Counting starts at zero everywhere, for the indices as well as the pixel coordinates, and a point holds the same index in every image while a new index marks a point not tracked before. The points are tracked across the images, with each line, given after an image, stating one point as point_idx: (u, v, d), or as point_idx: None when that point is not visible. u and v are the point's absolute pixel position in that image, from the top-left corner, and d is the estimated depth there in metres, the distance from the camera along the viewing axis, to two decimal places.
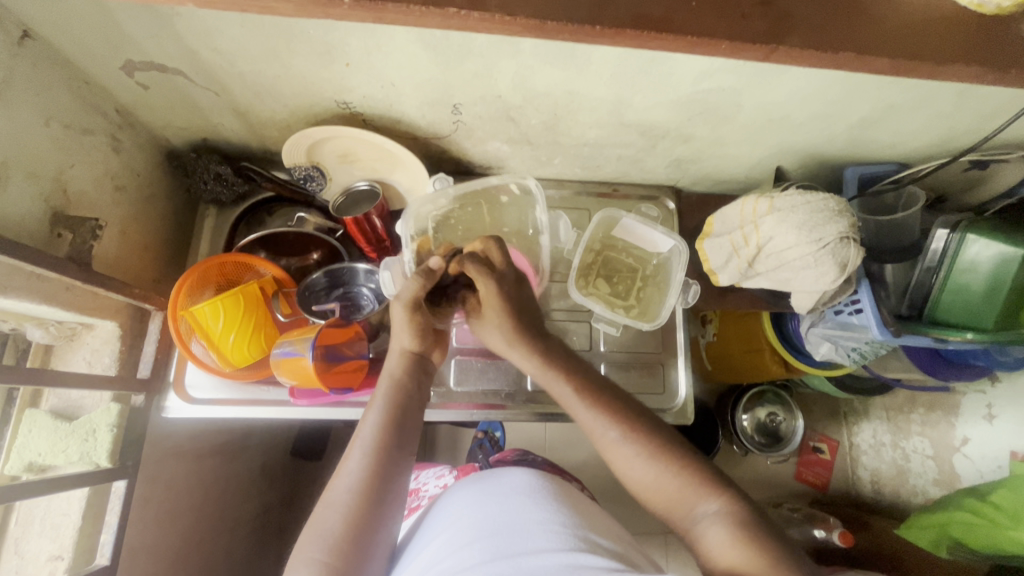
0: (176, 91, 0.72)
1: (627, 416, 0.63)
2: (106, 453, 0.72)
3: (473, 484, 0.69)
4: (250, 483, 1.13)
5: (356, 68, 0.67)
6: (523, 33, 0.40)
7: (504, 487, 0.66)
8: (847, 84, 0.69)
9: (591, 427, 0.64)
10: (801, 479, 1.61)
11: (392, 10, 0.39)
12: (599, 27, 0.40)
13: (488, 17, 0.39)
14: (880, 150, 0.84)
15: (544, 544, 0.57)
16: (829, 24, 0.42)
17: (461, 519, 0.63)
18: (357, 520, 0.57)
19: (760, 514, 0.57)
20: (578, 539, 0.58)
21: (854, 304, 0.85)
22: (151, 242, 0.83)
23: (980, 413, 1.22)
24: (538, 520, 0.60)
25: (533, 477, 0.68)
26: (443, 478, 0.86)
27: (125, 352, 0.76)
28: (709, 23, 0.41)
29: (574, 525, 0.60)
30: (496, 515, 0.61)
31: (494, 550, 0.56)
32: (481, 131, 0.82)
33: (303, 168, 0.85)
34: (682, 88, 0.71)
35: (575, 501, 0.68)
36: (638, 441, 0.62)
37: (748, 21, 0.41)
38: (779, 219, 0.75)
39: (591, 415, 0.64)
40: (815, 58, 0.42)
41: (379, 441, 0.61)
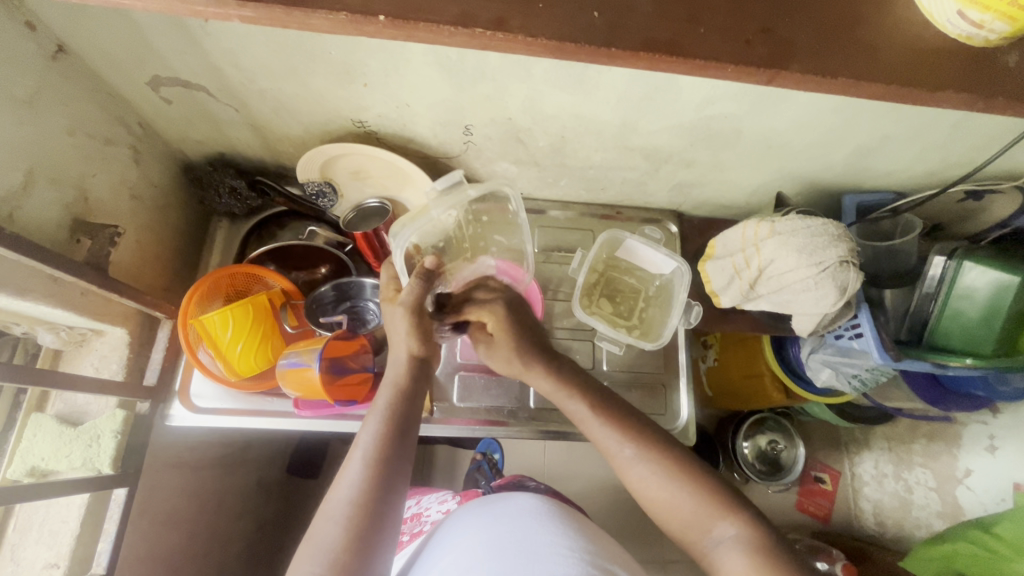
0: (198, 106, 0.75)
1: (641, 435, 0.64)
2: (108, 460, 0.72)
3: (480, 508, 0.69)
4: (245, 499, 1.12)
5: (373, 88, 0.70)
6: (543, 53, 0.42)
7: (512, 512, 0.66)
8: (843, 114, 0.72)
9: (606, 445, 0.65)
10: (805, 510, 1.59)
11: (421, 29, 0.41)
12: (614, 49, 0.42)
13: (511, 38, 0.41)
14: (877, 178, 0.87)
15: (555, 570, 0.57)
16: (830, 50, 0.44)
17: (470, 539, 0.63)
18: (356, 534, 0.55)
19: (782, 542, 0.56)
20: (587, 564, 0.59)
21: (854, 328, 0.86)
22: (164, 252, 0.84)
23: (982, 445, 1.23)
24: (546, 546, 0.60)
25: (541, 502, 0.68)
26: (445, 504, 0.86)
27: (132, 359, 0.77)
28: (715, 48, 0.43)
29: (581, 550, 0.61)
30: (507, 539, 0.61)
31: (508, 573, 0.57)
32: (489, 151, 0.85)
33: (316, 184, 0.87)
34: (686, 114, 0.73)
35: (583, 524, 0.68)
36: (650, 456, 0.63)
37: (751, 47, 0.43)
38: (779, 242, 0.77)
39: (604, 432, 0.66)
40: (814, 82, 0.44)
41: (378, 452, 0.61)
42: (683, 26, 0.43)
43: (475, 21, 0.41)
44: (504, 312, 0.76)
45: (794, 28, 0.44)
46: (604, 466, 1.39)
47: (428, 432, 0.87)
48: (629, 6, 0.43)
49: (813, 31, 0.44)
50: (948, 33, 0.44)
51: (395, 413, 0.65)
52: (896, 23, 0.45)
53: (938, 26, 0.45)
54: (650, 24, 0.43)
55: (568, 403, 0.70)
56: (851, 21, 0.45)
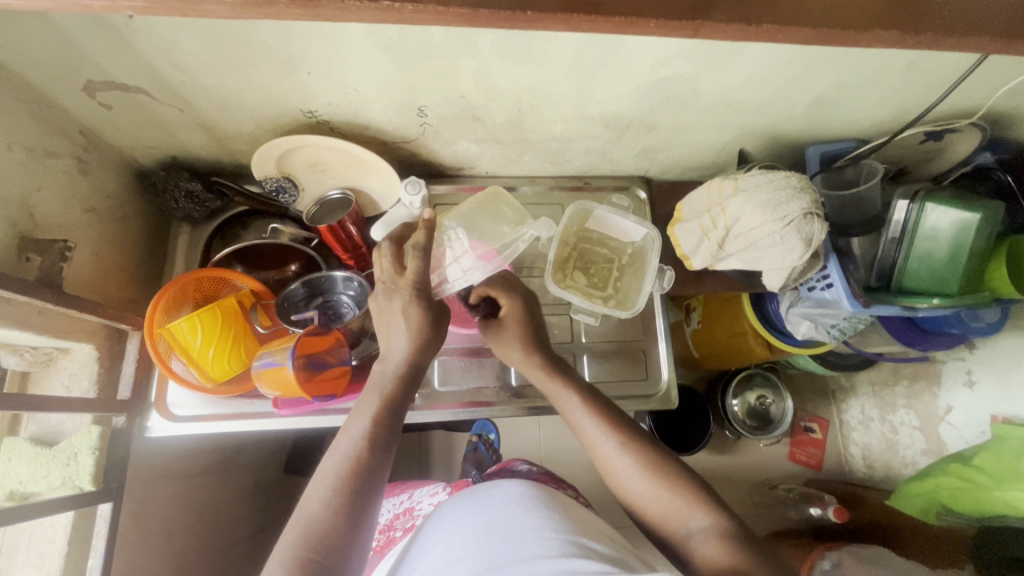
0: (140, 109, 0.72)
1: (624, 429, 0.68)
2: (88, 476, 0.71)
3: (466, 499, 0.70)
4: (242, 503, 1.12)
5: (318, 75, 0.68)
6: (458, 22, 0.41)
7: (498, 500, 0.66)
8: (796, 65, 0.71)
9: (593, 441, 0.69)
10: (795, 459, 1.58)
11: (327, 7, 0.39)
12: (531, 12, 0.41)
13: (423, 8, 0.39)
14: (839, 128, 0.87)
15: (537, 551, 0.57)
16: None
17: (457, 530, 0.64)
18: (338, 516, 0.55)
19: (748, 533, 0.61)
20: (571, 544, 0.59)
21: (824, 279, 0.87)
22: (126, 263, 0.82)
23: (960, 380, 1.27)
24: (530, 529, 0.60)
25: (526, 487, 0.69)
26: (437, 495, 0.87)
27: (103, 374, 0.76)
28: (637, 4, 0.42)
29: (566, 531, 0.61)
30: (490, 527, 0.62)
31: (490, 558, 0.57)
32: (448, 132, 0.83)
33: (274, 179, 0.86)
34: (641, 77, 0.72)
35: (568, 507, 0.68)
36: (632, 454, 0.67)
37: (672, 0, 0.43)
38: (743, 199, 0.77)
39: (593, 425, 0.69)
40: (742, 29, 0.43)
41: (370, 436, 0.60)
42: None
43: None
44: (518, 314, 0.76)
45: None
46: None
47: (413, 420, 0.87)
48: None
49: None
50: None
51: (389, 397, 0.63)
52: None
53: None
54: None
55: (563, 396, 0.72)
56: None
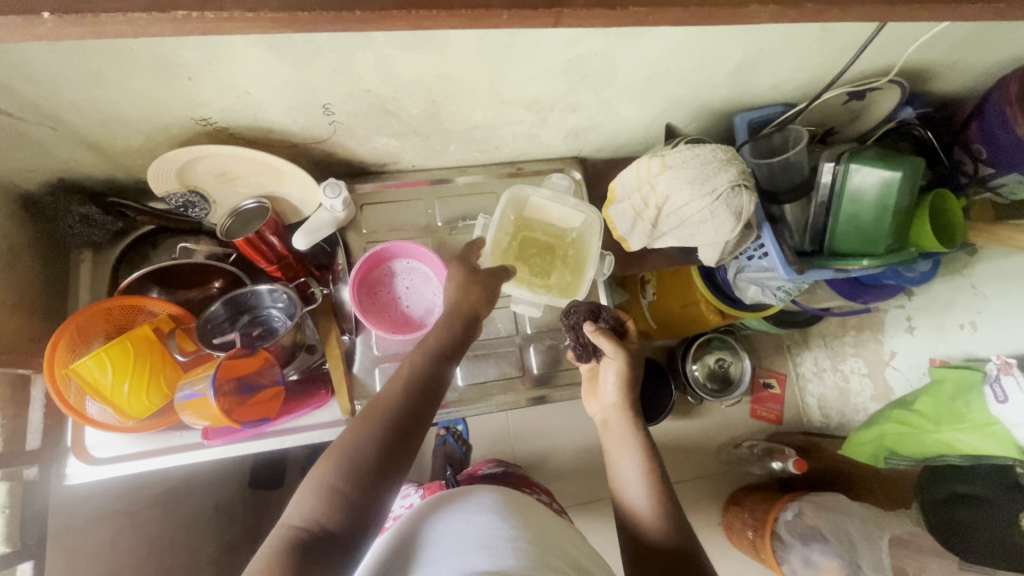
0: (5, 131, 0.65)
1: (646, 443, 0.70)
2: (1, 537, 0.65)
3: (445, 500, 0.67)
4: (209, 524, 1.08)
5: (201, 80, 0.62)
6: (275, 27, 0.41)
7: (483, 504, 0.64)
8: (712, 35, 0.69)
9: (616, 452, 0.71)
10: (757, 416, 1.61)
11: (110, 23, 0.39)
12: (357, 11, 0.41)
13: (230, 17, 0.40)
14: (763, 94, 0.86)
15: (510, 563, 0.55)
16: None
17: (435, 534, 0.60)
18: (378, 456, 0.56)
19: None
20: (542, 559, 0.56)
21: (760, 249, 0.87)
22: (21, 300, 0.75)
23: (901, 327, 1.33)
24: (504, 537, 0.58)
25: (501, 498, 0.66)
26: (410, 500, 0.89)
27: (9, 424, 0.69)
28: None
29: (532, 542, 0.58)
30: (467, 529, 0.59)
31: (467, 561, 0.54)
32: (361, 128, 0.78)
33: (178, 195, 0.80)
34: (554, 58, 0.69)
35: (531, 514, 0.65)
36: (646, 469, 0.67)
37: None
38: (672, 176, 0.75)
39: (629, 432, 0.71)
40: (604, 14, 0.45)
41: (419, 392, 0.63)
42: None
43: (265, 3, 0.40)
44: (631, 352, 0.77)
45: None
46: (564, 418, 1.42)
47: None
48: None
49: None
50: None
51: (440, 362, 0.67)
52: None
53: None
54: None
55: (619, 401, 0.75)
56: None
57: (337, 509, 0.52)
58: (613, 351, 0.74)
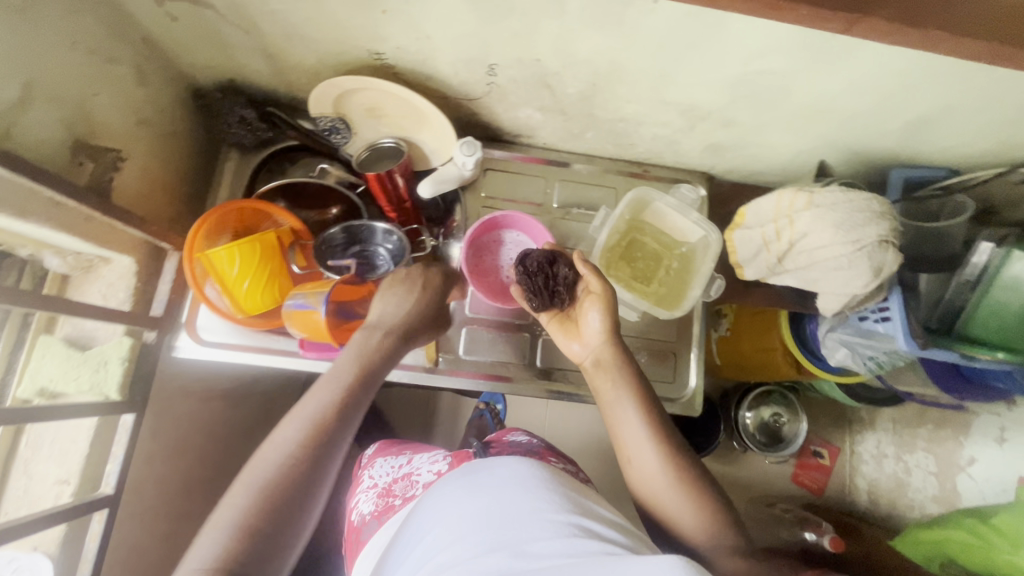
0: (206, 26, 0.69)
1: (661, 432, 0.66)
2: (115, 386, 0.72)
3: (460, 476, 0.65)
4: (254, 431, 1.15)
5: (393, 16, 0.64)
6: None
7: (496, 477, 0.62)
8: (907, 78, 0.65)
9: (629, 434, 0.67)
10: (799, 482, 1.56)
11: None
12: None
13: None
14: (931, 153, 0.80)
15: (545, 535, 0.54)
16: None
17: (454, 510, 0.60)
18: (279, 490, 0.54)
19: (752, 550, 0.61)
20: (574, 526, 0.55)
21: (880, 311, 0.82)
22: (172, 182, 0.82)
23: (991, 435, 1.21)
24: (535, 510, 0.57)
25: (528, 465, 0.64)
26: (438, 463, 0.81)
27: (140, 288, 0.76)
28: None
29: (568, 509, 0.58)
30: (488, 509, 0.58)
31: (490, 541, 0.54)
32: (514, 95, 0.79)
33: (329, 119, 0.82)
34: (732, 67, 0.67)
35: (573, 487, 0.64)
36: (667, 460, 0.65)
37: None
38: (816, 215, 0.72)
39: (632, 415, 0.67)
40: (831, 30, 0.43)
41: (340, 408, 0.61)
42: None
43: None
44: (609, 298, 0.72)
45: None
46: (604, 426, 1.40)
47: (432, 382, 0.87)
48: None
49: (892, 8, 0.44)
50: None
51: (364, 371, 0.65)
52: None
53: None
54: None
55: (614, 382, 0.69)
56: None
57: (234, 561, 0.49)
58: (607, 293, 0.72)
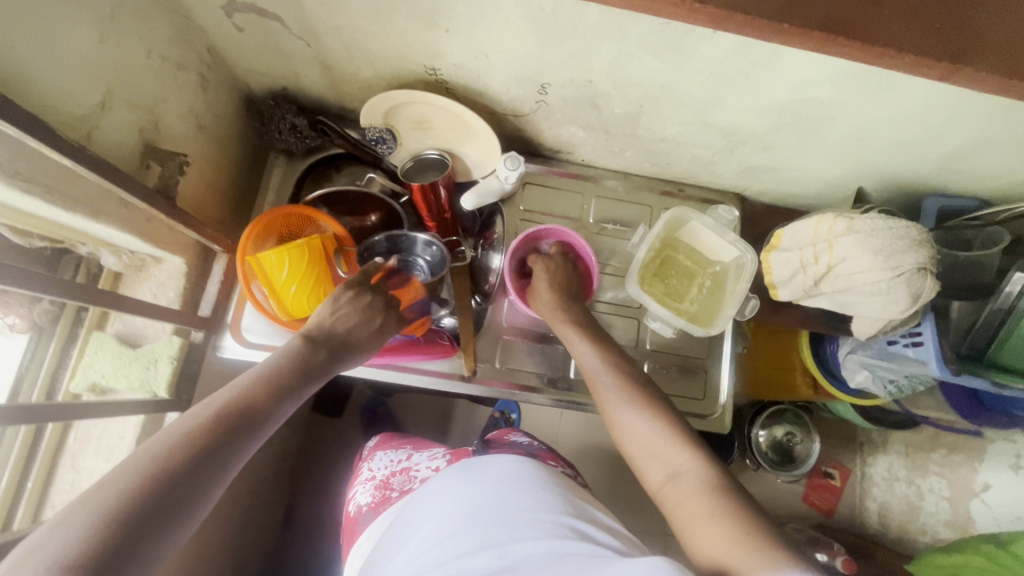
0: (270, 37, 0.72)
1: (627, 372, 0.71)
2: (164, 384, 0.74)
3: (458, 470, 0.67)
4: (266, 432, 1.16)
5: (455, 35, 0.66)
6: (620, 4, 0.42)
7: (489, 475, 0.63)
8: (951, 111, 0.67)
9: (597, 379, 0.72)
10: (810, 502, 1.51)
11: None
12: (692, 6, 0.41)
13: None
14: (965, 183, 0.82)
15: (531, 533, 0.55)
16: (939, 24, 0.43)
17: (443, 510, 0.61)
18: (183, 445, 0.47)
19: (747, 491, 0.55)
20: (566, 526, 0.57)
21: (912, 336, 0.84)
22: (223, 186, 0.84)
23: (1007, 462, 1.28)
24: (526, 509, 0.58)
25: (521, 464, 0.66)
26: (436, 460, 0.80)
27: (188, 289, 0.78)
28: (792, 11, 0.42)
29: (561, 511, 0.59)
30: (478, 507, 0.59)
31: (479, 540, 0.55)
32: (561, 113, 0.81)
33: (377, 130, 0.83)
34: (780, 95, 0.69)
35: (565, 487, 0.65)
36: (636, 399, 0.67)
37: (835, 21, 0.42)
38: (856, 241, 0.73)
39: (596, 363, 0.74)
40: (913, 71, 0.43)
41: (260, 384, 0.57)
42: (866, 4, 0.43)
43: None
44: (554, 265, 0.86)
45: (892, 18, 0.43)
46: None
47: (467, 390, 0.89)
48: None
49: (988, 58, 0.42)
50: None
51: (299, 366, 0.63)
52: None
53: None
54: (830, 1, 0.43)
55: (575, 338, 0.78)
56: (963, 24, 0.43)
57: (113, 519, 0.40)
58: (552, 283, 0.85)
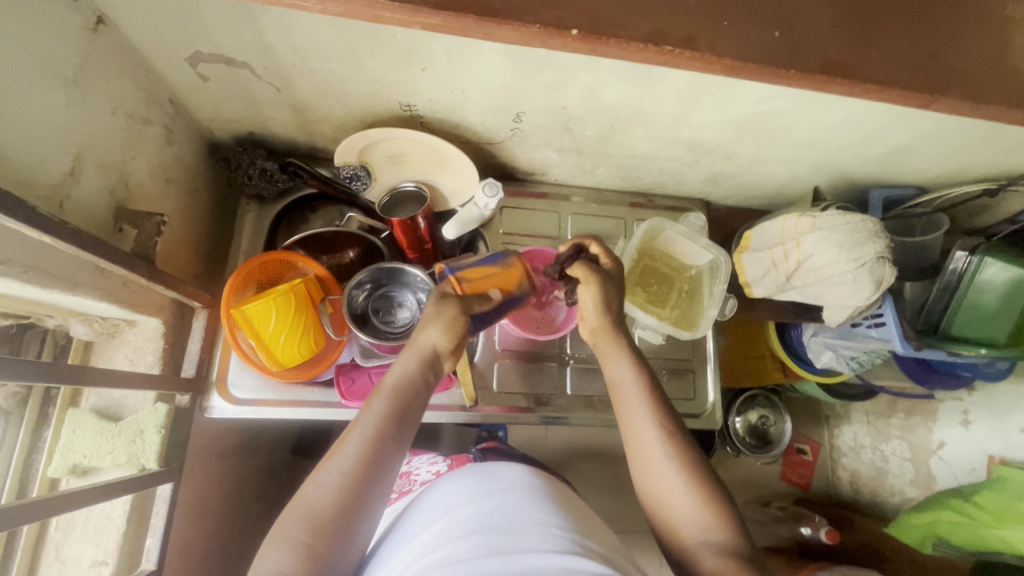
0: (237, 84, 0.70)
1: (670, 423, 0.66)
2: (153, 456, 0.69)
3: (470, 478, 0.66)
4: (249, 487, 1.10)
5: (432, 72, 0.67)
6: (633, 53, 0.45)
7: (502, 487, 0.64)
8: (892, 114, 0.73)
9: (636, 421, 0.67)
10: (788, 480, 1.65)
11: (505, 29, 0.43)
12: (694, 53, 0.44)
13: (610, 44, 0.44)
14: (904, 175, 0.90)
15: (540, 544, 0.55)
16: (895, 46, 0.48)
17: (455, 516, 0.60)
18: (338, 504, 0.56)
19: (760, 564, 0.58)
20: (574, 543, 0.56)
21: (874, 318, 0.91)
22: (193, 238, 0.80)
23: (956, 419, 1.30)
24: (535, 521, 0.58)
25: (532, 479, 0.67)
26: (436, 466, 0.88)
27: (167, 351, 0.74)
28: (771, 46, 0.46)
29: (569, 528, 0.59)
30: (494, 515, 0.58)
31: (489, 544, 0.54)
32: (535, 139, 0.83)
33: (351, 167, 0.83)
34: (742, 109, 0.74)
35: (573, 505, 0.66)
36: (674, 451, 0.64)
37: (805, 53, 0.46)
38: (820, 237, 0.79)
39: (636, 405, 0.68)
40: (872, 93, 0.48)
41: (386, 429, 0.61)
42: (855, 44, 0.48)
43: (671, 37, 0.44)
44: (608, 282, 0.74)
45: (853, 43, 0.47)
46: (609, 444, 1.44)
47: (466, 420, 0.89)
48: (809, 25, 0.47)
49: (966, 86, 0.48)
50: None
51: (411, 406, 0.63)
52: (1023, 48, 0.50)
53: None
54: (829, 46, 0.47)
55: (621, 367, 0.71)
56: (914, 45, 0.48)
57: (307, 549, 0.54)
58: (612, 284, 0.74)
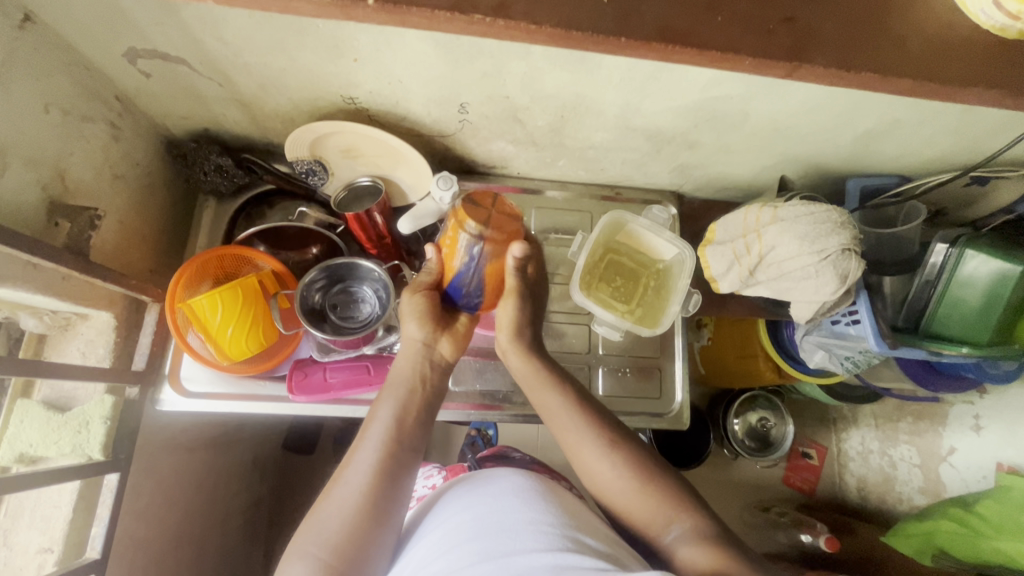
0: (179, 79, 0.70)
1: (607, 427, 0.66)
2: (99, 446, 0.71)
3: (462, 487, 0.64)
4: (232, 479, 1.12)
5: (365, 63, 0.66)
6: (464, 28, 0.42)
7: (495, 489, 0.61)
8: (852, 98, 0.69)
9: (570, 433, 0.66)
10: (789, 483, 1.51)
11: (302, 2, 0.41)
12: (534, 25, 0.42)
13: (424, 13, 0.41)
14: (882, 163, 0.85)
15: (531, 543, 0.52)
16: (797, 21, 0.45)
17: (451, 522, 0.58)
18: (357, 523, 0.56)
19: (725, 534, 0.60)
20: (567, 539, 0.53)
21: (851, 315, 0.85)
22: (148, 233, 0.82)
23: (967, 423, 1.18)
24: (529, 521, 0.55)
25: (524, 479, 0.63)
26: (432, 479, 0.83)
27: (119, 343, 0.76)
28: (643, 17, 0.43)
29: (564, 524, 0.56)
30: (486, 517, 0.56)
31: (485, 551, 0.52)
32: (486, 130, 0.82)
33: (305, 162, 0.83)
34: (690, 96, 0.71)
35: (565, 501, 0.63)
36: (619, 455, 0.64)
37: (688, 27, 0.43)
38: (782, 228, 0.76)
39: (573, 421, 0.66)
40: (770, 66, 0.44)
41: (395, 437, 0.62)
42: (708, 12, 0.44)
43: (508, 11, 0.42)
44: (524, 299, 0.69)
45: (747, 16, 0.44)
46: None
47: None
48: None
49: (837, 53, 0.45)
50: (983, 24, 0.46)
51: (415, 409, 0.64)
52: (932, 18, 0.46)
53: (974, 17, 0.46)
54: (701, 16, 0.44)
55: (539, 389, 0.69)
56: (811, 15, 0.45)
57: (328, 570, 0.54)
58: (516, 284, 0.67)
